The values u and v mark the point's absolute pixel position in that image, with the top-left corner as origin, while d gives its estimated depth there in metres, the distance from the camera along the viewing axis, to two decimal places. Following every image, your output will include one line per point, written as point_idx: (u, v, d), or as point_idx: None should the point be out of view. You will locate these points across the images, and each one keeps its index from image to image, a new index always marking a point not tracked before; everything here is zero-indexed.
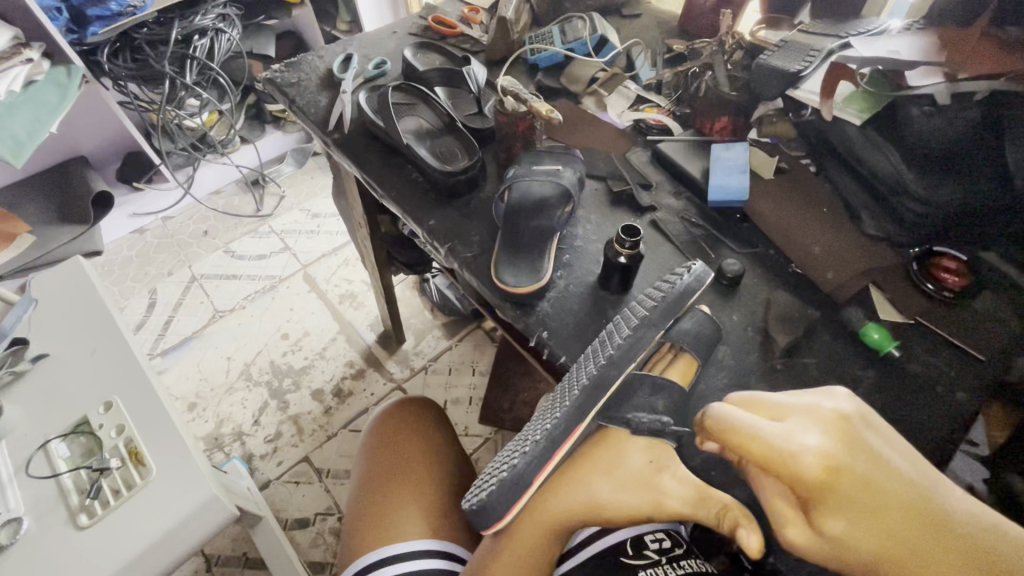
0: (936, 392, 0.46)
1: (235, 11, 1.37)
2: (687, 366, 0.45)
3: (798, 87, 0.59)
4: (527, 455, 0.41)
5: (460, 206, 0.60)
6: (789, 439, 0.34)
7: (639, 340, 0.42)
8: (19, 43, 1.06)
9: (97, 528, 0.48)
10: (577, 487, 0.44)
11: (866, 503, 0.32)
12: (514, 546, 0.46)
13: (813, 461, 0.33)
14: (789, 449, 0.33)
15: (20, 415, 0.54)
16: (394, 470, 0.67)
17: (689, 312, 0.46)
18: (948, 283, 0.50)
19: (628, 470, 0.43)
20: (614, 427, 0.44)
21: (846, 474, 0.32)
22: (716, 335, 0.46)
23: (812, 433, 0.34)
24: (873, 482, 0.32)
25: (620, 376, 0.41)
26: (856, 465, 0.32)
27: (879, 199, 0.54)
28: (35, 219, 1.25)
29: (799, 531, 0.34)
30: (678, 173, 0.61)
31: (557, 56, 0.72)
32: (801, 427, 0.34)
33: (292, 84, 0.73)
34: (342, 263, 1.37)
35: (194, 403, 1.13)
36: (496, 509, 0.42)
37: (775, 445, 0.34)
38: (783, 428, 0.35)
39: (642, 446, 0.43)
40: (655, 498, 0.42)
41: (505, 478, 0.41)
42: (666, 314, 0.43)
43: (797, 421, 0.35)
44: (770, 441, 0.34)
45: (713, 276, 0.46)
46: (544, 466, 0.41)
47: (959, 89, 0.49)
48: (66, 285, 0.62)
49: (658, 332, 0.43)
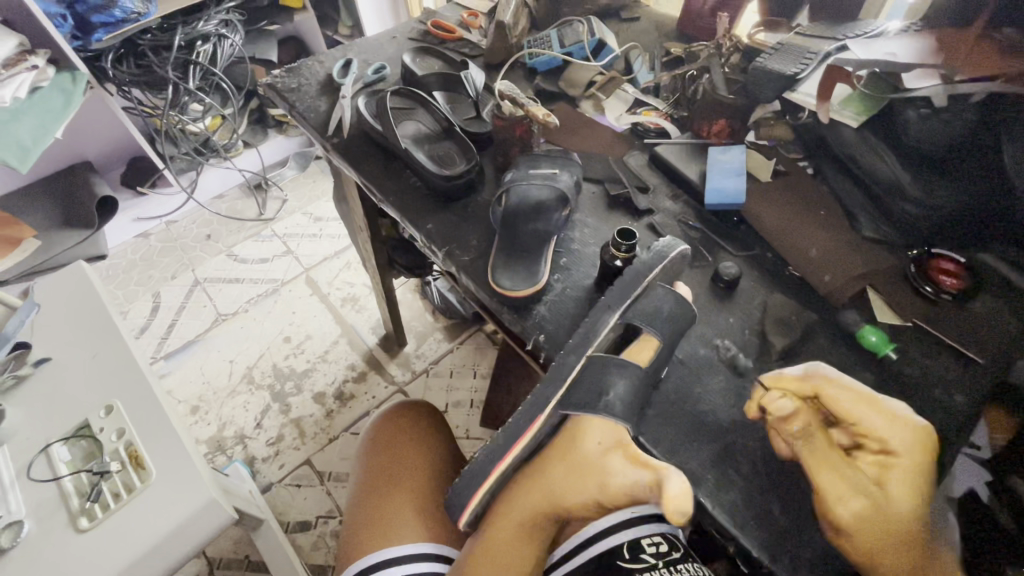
0: (932, 395, 0.46)
1: (237, 16, 1.38)
2: (646, 343, 0.46)
3: (794, 91, 0.61)
4: (490, 445, 0.47)
5: (457, 210, 0.60)
6: (903, 421, 0.39)
7: (594, 323, 0.47)
8: (24, 50, 1.07)
9: (98, 530, 0.48)
10: (537, 475, 0.46)
11: (928, 486, 0.38)
12: (487, 545, 0.47)
13: (918, 440, 0.39)
14: (901, 426, 0.39)
15: (23, 418, 0.54)
16: (390, 476, 0.67)
17: (649, 289, 0.48)
18: (946, 285, 0.50)
19: (582, 453, 0.44)
20: (575, 415, 0.46)
21: (928, 460, 0.39)
22: (680, 311, 0.47)
23: (918, 418, 0.40)
24: (929, 472, 0.39)
25: (579, 362, 0.46)
26: (927, 459, 0.39)
27: (876, 200, 0.54)
28: (40, 224, 1.27)
29: (865, 494, 0.37)
30: (676, 176, 0.61)
31: (555, 60, 0.72)
32: (907, 415, 0.41)
33: (293, 89, 0.73)
34: (343, 266, 1.37)
35: (196, 406, 1.14)
36: (458, 500, 0.47)
37: (891, 418, 0.39)
38: (897, 411, 0.40)
39: (601, 428, 0.44)
40: (601, 476, 0.44)
41: (470, 467, 0.47)
42: (621, 297, 0.48)
43: (901, 412, 0.41)
44: (888, 413, 0.40)
45: (679, 251, 0.49)
46: (498, 461, 0.46)
47: (956, 91, 0.49)
48: (69, 290, 0.63)
49: (615, 315, 0.47)
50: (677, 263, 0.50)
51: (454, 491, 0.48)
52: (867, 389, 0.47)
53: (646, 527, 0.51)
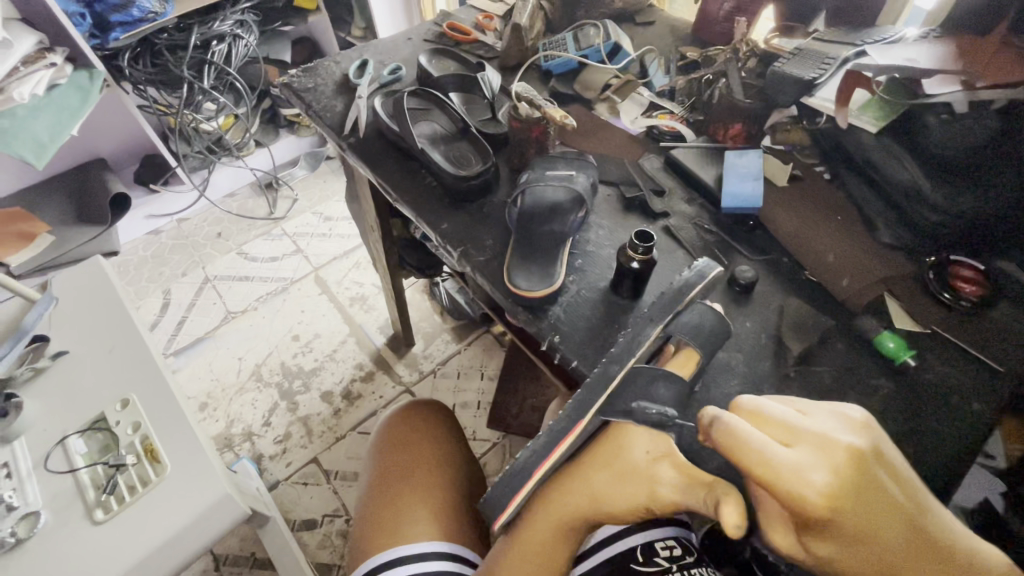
0: (951, 402, 0.46)
1: (252, 17, 1.39)
2: (687, 359, 0.45)
3: (813, 95, 0.59)
4: (529, 448, 0.46)
5: (472, 210, 0.61)
6: (800, 472, 0.30)
7: (637, 335, 0.46)
8: (43, 48, 1.09)
9: (112, 525, 0.48)
10: (577, 480, 0.44)
11: (865, 532, 0.30)
12: (522, 540, 0.47)
13: (820, 501, 0.29)
14: (801, 484, 0.30)
15: (41, 410, 0.55)
16: (408, 474, 0.67)
17: (689, 305, 0.47)
18: (966, 292, 0.49)
19: (628, 461, 0.41)
20: (618, 420, 0.42)
21: (860, 509, 0.30)
22: (719, 327, 0.46)
23: (819, 471, 0.30)
24: (877, 509, 0.30)
25: (621, 373, 0.45)
26: (866, 507, 0.30)
27: (897, 209, 0.54)
28: (55, 220, 1.29)
29: (783, 539, 0.32)
30: (691, 179, 0.61)
31: (570, 62, 0.73)
32: (816, 459, 0.30)
33: (309, 88, 0.74)
34: (353, 265, 1.38)
35: (205, 403, 1.14)
36: (496, 500, 0.46)
37: (781, 472, 0.30)
38: (794, 455, 0.31)
39: (648, 436, 0.41)
40: (648, 487, 0.40)
41: (507, 469, 0.46)
42: (663, 310, 0.46)
43: (811, 450, 0.31)
44: (779, 468, 0.30)
45: (718, 269, 0.48)
46: (539, 464, 0.45)
47: (978, 98, 0.48)
48: (83, 285, 0.63)
49: (656, 328, 0.46)
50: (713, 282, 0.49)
51: (491, 494, 0.47)
52: (884, 395, 0.47)
53: (657, 531, 0.52)
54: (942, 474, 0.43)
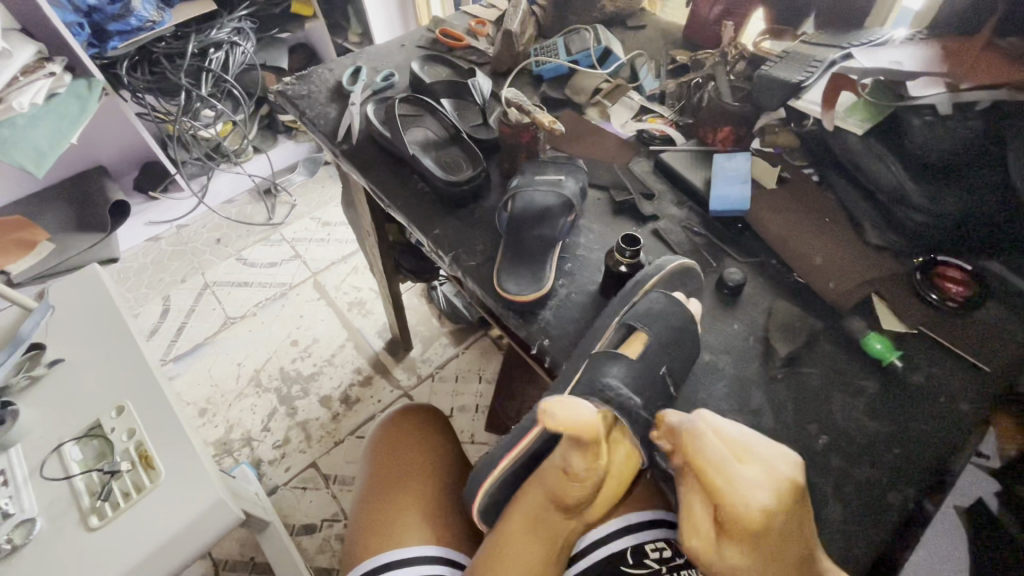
0: (937, 401, 0.46)
1: (250, 24, 1.40)
2: (638, 342, 0.47)
3: (799, 98, 0.60)
4: (501, 439, 0.50)
5: (463, 215, 0.61)
6: (748, 489, 0.36)
7: (597, 328, 0.49)
8: (42, 58, 1.10)
9: (107, 530, 0.49)
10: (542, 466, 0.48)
11: (773, 550, 0.36)
12: (503, 536, 0.50)
13: (756, 514, 0.35)
14: (745, 497, 0.36)
15: (38, 417, 0.56)
16: (397, 478, 0.67)
17: (645, 295, 0.49)
18: (952, 293, 0.50)
19: None
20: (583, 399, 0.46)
21: (789, 533, 0.36)
22: (677, 312, 0.48)
23: (766, 493, 0.36)
24: (790, 531, 0.36)
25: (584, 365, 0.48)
26: (787, 527, 0.36)
27: (883, 210, 0.55)
28: (55, 228, 1.30)
29: (701, 541, 0.38)
30: (680, 182, 0.62)
31: (562, 67, 0.73)
32: (762, 479, 0.36)
33: (303, 96, 0.75)
34: (351, 271, 1.38)
35: (205, 409, 1.15)
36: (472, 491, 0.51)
37: (734, 484, 0.36)
38: (749, 474, 0.36)
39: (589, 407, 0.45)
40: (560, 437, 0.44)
41: (481, 458, 0.51)
42: (623, 301, 0.49)
43: (761, 472, 0.37)
44: (732, 481, 0.36)
45: (677, 261, 0.51)
46: (508, 452, 0.49)
47: (961, 99, 0.49)
48: (80, 293, 0.64)
49: (613, 319, 0.49)
50: (676, 274, 0.51)
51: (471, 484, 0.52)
52: (871, 397, 0.47)
53: (649, 533, 0.52)
54: (929, 477, 0.43)
